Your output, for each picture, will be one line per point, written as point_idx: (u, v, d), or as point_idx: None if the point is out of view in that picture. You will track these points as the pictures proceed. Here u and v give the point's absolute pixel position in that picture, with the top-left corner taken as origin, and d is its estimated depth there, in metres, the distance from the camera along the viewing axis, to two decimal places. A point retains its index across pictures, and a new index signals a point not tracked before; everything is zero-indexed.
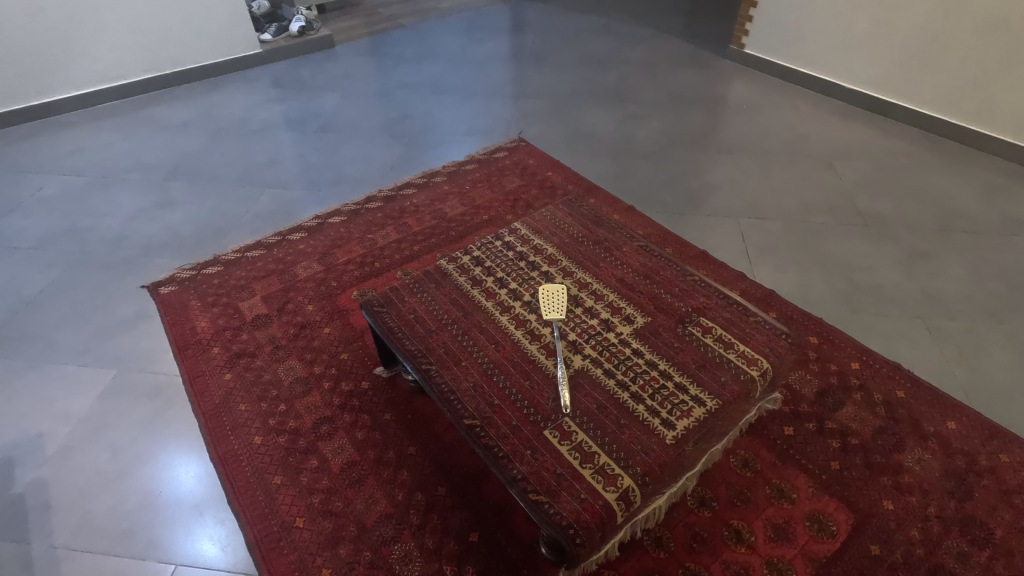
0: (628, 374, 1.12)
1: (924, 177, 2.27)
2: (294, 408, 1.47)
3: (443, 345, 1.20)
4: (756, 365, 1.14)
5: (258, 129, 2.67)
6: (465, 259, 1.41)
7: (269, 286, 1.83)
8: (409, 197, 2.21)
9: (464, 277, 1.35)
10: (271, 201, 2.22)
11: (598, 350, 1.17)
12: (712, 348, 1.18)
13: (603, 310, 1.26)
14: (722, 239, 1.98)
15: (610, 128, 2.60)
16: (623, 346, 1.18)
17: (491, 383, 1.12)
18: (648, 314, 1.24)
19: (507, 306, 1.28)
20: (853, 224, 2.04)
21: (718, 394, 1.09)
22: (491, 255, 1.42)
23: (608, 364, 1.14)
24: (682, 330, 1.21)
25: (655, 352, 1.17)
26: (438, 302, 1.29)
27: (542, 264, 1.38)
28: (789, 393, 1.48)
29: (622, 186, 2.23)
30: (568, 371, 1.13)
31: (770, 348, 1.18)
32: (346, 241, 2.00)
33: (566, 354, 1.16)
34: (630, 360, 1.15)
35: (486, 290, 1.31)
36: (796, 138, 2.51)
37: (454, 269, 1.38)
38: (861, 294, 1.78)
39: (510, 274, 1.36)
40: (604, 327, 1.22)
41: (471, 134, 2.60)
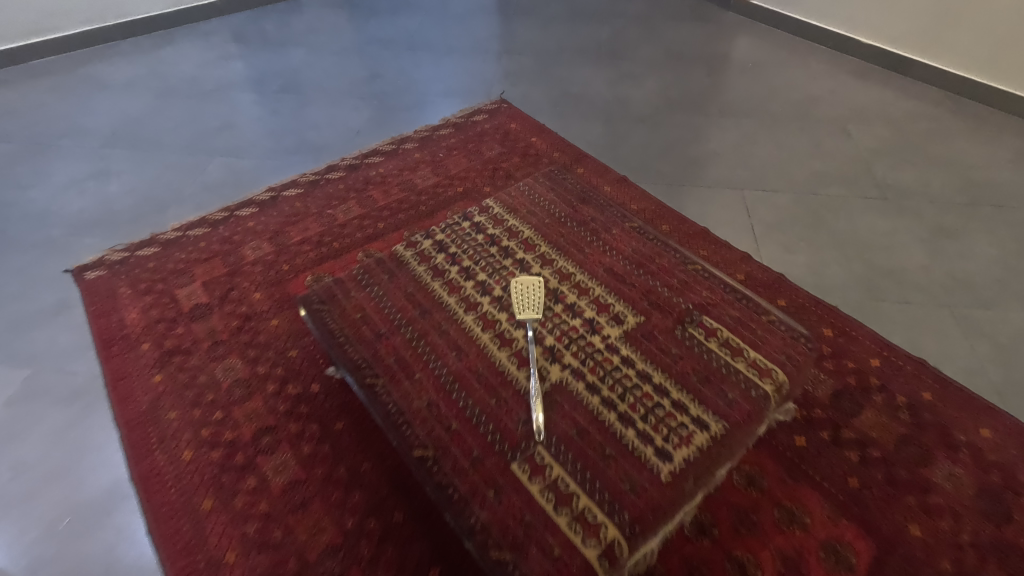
0: (615, 391, 0.93)
1: (947, 143, 2.04)
2: (231, 416, 1.28)
3: (393, 353, 0.99)
4: (771, 377, 0.95)
5: (211, 89, 2.39)
6: (426, 244, 1.19)
7: (212, 270, 1.60)
8: (375, 165, 1.97)
9: (425, 266, 1.14)
10: (221, 169, 1.97)
11: (579, 359, 0.97)
12: (716, 356, 0.98)
13: (589, 308, 1.06)
14: (726, 214, 1.76)
15: (602, 88, 2.34)
16: (611, 355, 0.98)
17: (451, 403, 0.92)
18: (640, 313, 1.05)
19: (473, 303, 1.07)
20: (870, 196, 1.83)
21: (723, 413, 0.90)
22: (457, 238, 1.20)
23: (591, 377, 0.95)
24: (681, 332, 1.01)
25: (649, 362, 0.97)
26: (391, 297, 1.08)
27: (517, 250, 1.17)
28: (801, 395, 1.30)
29: (614, 153, 2.00)
30: (543, 386, 0.94)
31: (788, 355, 0.99)
32: (302, 217, 1.77)
33: (539, 363, 0.97)
34: (618, 373, 0.95)
35: (450, 283, 1.10)
36: (806, 99, 2.26)
37: (412, 256, 1.16)
38: (880, 278, 1.58)
39: (478, 262, 1.15)
40: (588, 330, 1.02)
41: (448, 96, 2.33)
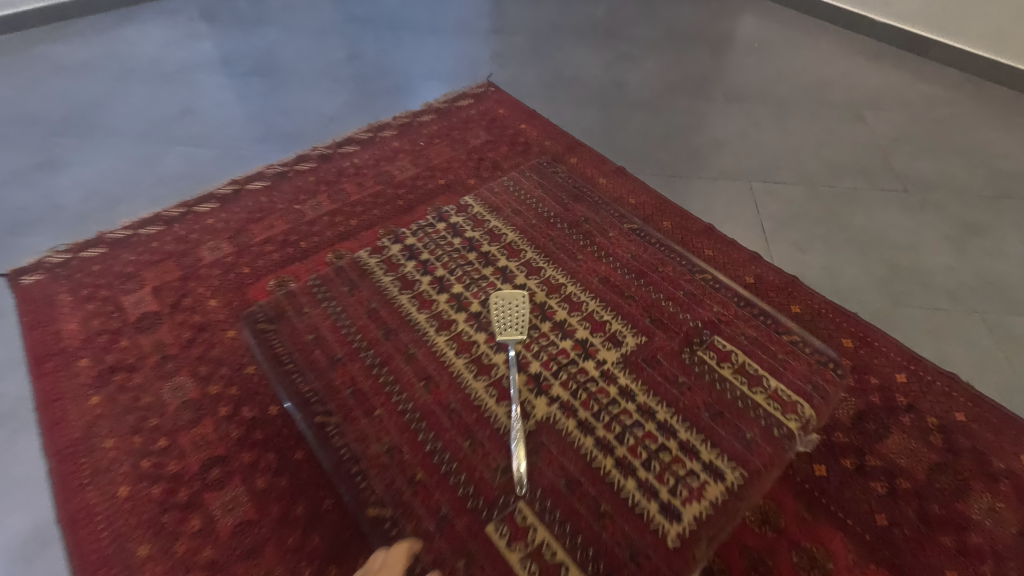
0: (612, 433, 0.80)
1: (971, 130, 1.88)
2: (176, 444, 1.13)
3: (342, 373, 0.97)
4: (795, 413, 0.82)
5: (174, 72, 2.20)
6: (393, 250, 1.07)
7: (163, 274, 1.44)
8: (349, 155, 1.80)
9: (392, 275, 1.01)
10: (180, 160, 1.79)
11: (571, 393, 0.84)
12: (731, 386, 0.84)
13: (580, 327, 0.92)
14: (733, 209, 1.61)
15: (598, 71, 2.17)
16: (609, 384, 0.85)
17: (406, 436, 0.82)
18: (639, 334, 0.95)
19: (446, 321, 0.94)
20: (890, 189, 1.68)
21: (740, 460, 0.76)
22: (432, 242, 1.07)
23: (582, 413, 0.82)
24: (688, 357, 0.89)
25: (651, 393, 0.83)
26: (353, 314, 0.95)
27: (499, 257, 1.05)
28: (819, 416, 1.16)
29: (611, 142, 1.84)
30: (525, 424, 0.81)
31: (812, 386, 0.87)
32: (266, 214, 1.61)
33: (524, 395, 0.84)
34: (616, 410, 0.83)
35: (420, 296, 0.97)
36: (818, 82, 2.10)
37: (377, 264, 1.03)
38: (904, 280, 1.43)
39: (454, 269, 1.01)
40: (579, 352, 0.89)
41: (432, 79, 2.15)
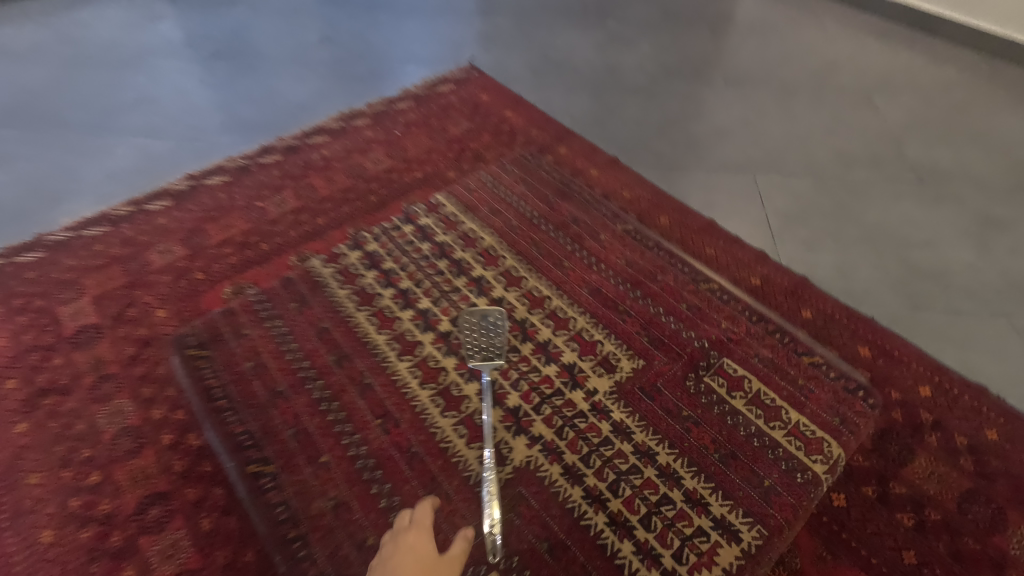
0: (618, 488, 0.89)
1: (989, 115, 1.75)
2: (112, 479, 0.99)
3: (292, 421, 0.99)
4: (780, 419, 0.97)
5: (130, 55, 2.02)
6: (368, 281, 1.18)
7: (106, 281, 1.29)
8: (318, 146, 1.65)
9: (366, 306, 1.14)
10: (132, 153, 1.64)
11: (573, 437, 0.95)
12: (744, 416, 0.97)
13: (568, 351, 1.05)
14: (735, 203, 1.48)
15: (589, 54, 2.01)
16: (603, 418, 0.97)
17: (357, 484, 0.92)
18: (636, 360, 1.04)
19: (420, 356, 1.06)
20: (904, 179, 1.54)
21: (740, 494, 0.89)
22: (414, 269, 1.19)
23: (573, 457, 0.93)
24: (692, 385, 1.01)
25: (650, 429, 0.96)
26: (343, 347, 1.08)
27: (478, 283, 1.17)
28: (843, 449, 0.95)
29: (603, 131, 1.69)
30: (505, 471, 0.91)
31: (785, 410, 0.98)
32: (225, 211, 1.46)
33: (535, 457, 0.93)
34: (619, 460, 0.92)
35: (396, 331, 1.10)
36: (823, 65, 1.96)
37: (352, 297, 1.15)
38: (923, 281, 1.31)
39: (430, 300, 1.14)
40: (571, 385, 1.01)
41: (410, 62, 1.99)
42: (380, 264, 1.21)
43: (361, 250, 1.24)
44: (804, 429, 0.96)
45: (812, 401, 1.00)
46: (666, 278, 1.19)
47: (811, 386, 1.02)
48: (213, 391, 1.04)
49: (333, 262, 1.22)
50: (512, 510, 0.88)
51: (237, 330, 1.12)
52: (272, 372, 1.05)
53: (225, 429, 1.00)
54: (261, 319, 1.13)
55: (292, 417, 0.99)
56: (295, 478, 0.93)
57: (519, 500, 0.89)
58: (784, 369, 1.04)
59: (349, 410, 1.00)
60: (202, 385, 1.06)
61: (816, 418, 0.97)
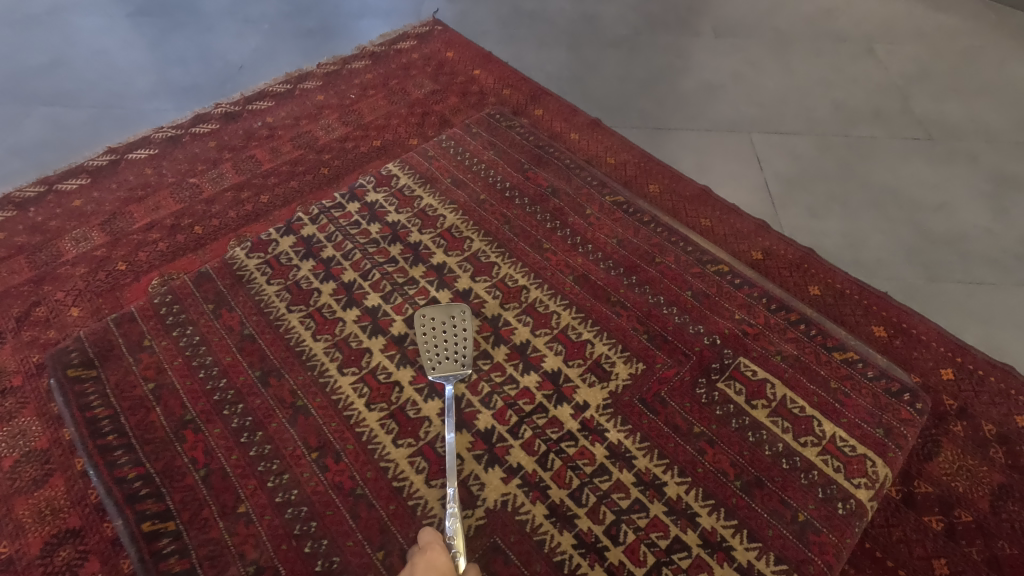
0: (618, 533, 0.77)
1: (997, 65, 1.61)
2: (12, 515, 0.83)
3: (202, 460, 0.84)
4: (811, 433, 0.85)
5: (41, 12, 1.77)
6: (302, 273, 1.02)
7: (9, 276, 1.11)
8: (261, 113, 1.45)
9: (300, 306, 0.98)
10: (40, 124, 1.42)
11: (560, 467, 0.82)
12: (767, 430, 0.85)
13: (551, 355, 0.92)
14: (731, 167, 1.33)
15: (564, 4, 1.82)
16: (597, 441, 0.84)
17: (285, 541, 0.78)
18: (635, 364, 0.91)
19: (369, 368, 0.92)
20: (912, 136, 1.41)
21: (769, 534, 0.77)
22: (367, 258, 1.04)
23: (563, 492, 0.80)
24: (703, 394, 0.88)
25: (655, 452, 0.83)
26: (278, 358, 0.93)
27: (445, 273, 1.02)
28: (889, 467, 0.82)
29: (582, 89, 1.53)
30: (480, 512, 0.79)
31: (817, 422, 0.86)
32: (153, 189, 1.27)
33: (513, 495, 0.80)
34: (618, 494, 0.79)
35: (339, 336, 0.95)
36: (820, 12, 1.80)
37: (284, 294, 1.00)
38: (938, 248, 1.19)
39: (382, 297, 0.99)
40: (554, 399, 0.88)
41: (365, 16, 1.77)
42: (318, 252, 1.05)
43: (295, 234, 1.07)
44: (841, 445, 0.84)
45: (850, 408, 0.87)
46: (665, 261, 1.04)
47: (846, 389, 0.89)
48: (103, 425, 0.87)
49: (261, 252, 1.05)
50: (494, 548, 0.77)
51: (135, 341, 0.95)
52: (180, 395, 0.89)
53: (115, 473, 0.83)
54: (166, 328, 0.96)
55: (203, 454, 0.84)
56: (206, 537, 0.78)
57: (496, 552, 0.76)
58: (812, 368, 0.91)
59: (277, 442, 0.85)
60: (88, 416, 0.88)
61: (854, 431, 0.85)
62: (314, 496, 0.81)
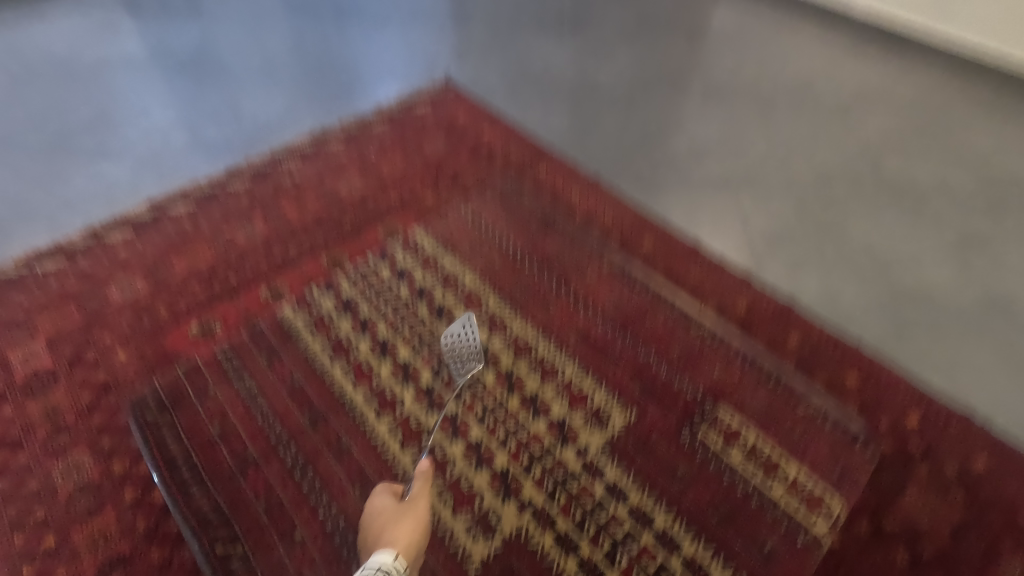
0: (615, 556, 0.88)
1: (963, 129, 1.76)
2: (68, 542, 0.93)
3: (264, 492, 0.95)
4: (777, 475, 0.93)
5: (85, 71, 1.93)
6: (343, 328, 1.14)
7: (61, 320, 1.22)
8: (289, 170, 1.58)
9: (342, 357, 1.10)
10: (86, 177, 1.55)
11: (565, 501, 0.92)
12: (741, 471, 0.94)
13: (558, 403, 1.03)
14: (719, 224, 1.46)
15: (566, 68, 1.98)
16: (596, 479, 0.94)
17: (335, 564, 0.88)
18: (629, 412, 1.01)
19: (403, 414, 1.03)
20: (884, 197, 1.55)
21: (740, 559, 0.87)
22: (399, 316, 1.16)
23: (567, 522, 0.91)
24: (686, 439, 0.98)
25: (646, 487, 0.94)
26: (322, 404, 1.04)
27: None
28: (843, 502, 0.91)
29: (582, 149, 1.66)
30: (497, 540, 0.90)
31: (783, 465, 0.94)
32: (190, 241, 1.39)
33: (525, 525, 0.91)
34: (614, 525, 0.90)
35: (375, 384, 1.06)
36: (801, 79, 1.96)
37: (326, 349, 1.11)
38: (908, 303, 1.30)
39: (415, 349, 1.11)
40: (560, 441, 0.98)
41: (383, 78, 1.92)
42: (355, 310, 1.18)
43: (334, 294, 1.21)
44: (802, 485, 0.92)
45: (812, 451, 0.95)
46: (655, 318, 1.15)
47: (808, 438, 0.97)
48: (180, 463, 0.97)
49: (305, 309, 1.18)
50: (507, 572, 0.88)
51: (201, 388, 1.06)
52: (241, 436, 1.01)
53: (190, 503, 0.93)
54: (227, 376, 1.08)
55: (263, 487, 0.95)
56: (269, 558, 0.89)
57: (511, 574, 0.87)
58: (781, 417, 1.00)
59: (324, 478, 0.96)
60: (165, 454, 0.98)
61: (815, 472, 0.93)
62: (358, 520, 0.92)
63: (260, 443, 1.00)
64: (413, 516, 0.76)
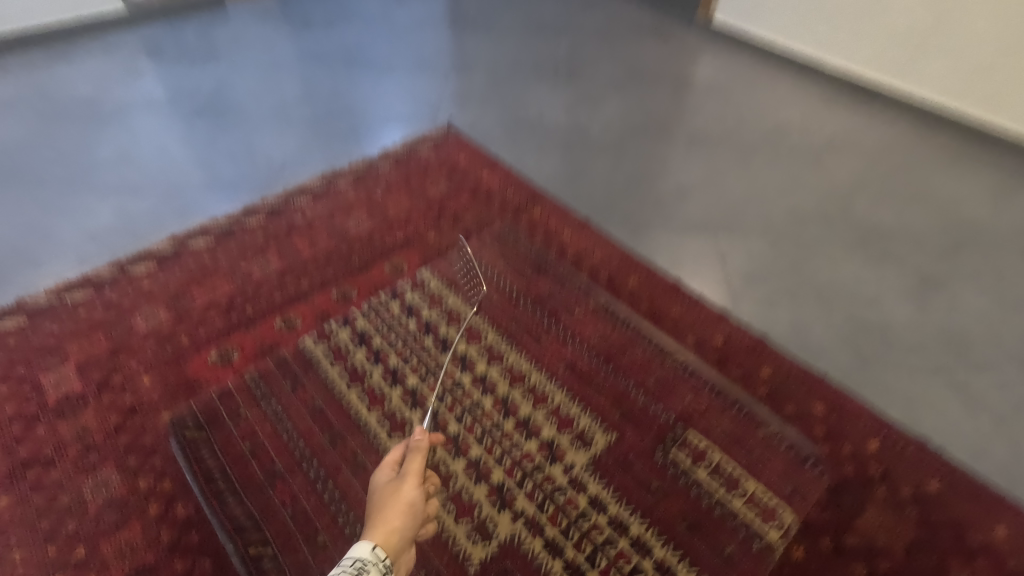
0: (595, 559, 0.97)
1: (925, 177, 1.91)
2: (98, 552, 1.01)
3: (290, 501, 1.04)
4: (737, 488, 1.03)
5: (109, 112, 2.06)
6: (358, 357, 1.25)
7: (90, 347, 1.31)
8: (301, 208, 1.70)
9: (358, 384, 1.20)
10: (112, 212, 1.67)
11: (553, 511, 1.02)
12: (705, 486, 1.04)
13: (548, 426, 1.13)
14: (699, 263, 1.58)
15: (560, 115, 2.13)
16: (580, 492, 1.04)
17: None
18: (610, 434, 1.12)
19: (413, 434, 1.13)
20: (851, 239, 1.68)
21: (703, 561, 0.96)
22: (409, 348, 1.26)
23: (554, 529, 1.00)
24: (660, 458, 1.08)
25: (624, 499, 1.03)
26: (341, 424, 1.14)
27: (470, 354, 1.25)
28: (795, 513, 1.01)
29: (574, 192, 1.80)
30: (493, 544, 0.99)
31: (743, 480, 1.04)
32: (209, 273, 1.50)
33: (519, 531, 1.00)
34: (596, 531, 1.00)
35: (387, 408, 1.16)
36: (777, 128, 2.11)
37: (342, 377, 1.21)
38: (871, 338, 1.42)
39: (424, 376, 1.21)
40: (549, 457, 1.08)
41: (389, 123, 2.06)
42: (369, 341, 1.28)
43: (350, 327, 1.31)
44: (759, 497, 1.02)
45: (767, 470, 1.05)
46: (635, 351, 1.26)
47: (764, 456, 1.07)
48: (213, 474, 1.06)
49: (325, 340, 1.28)
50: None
51: (234, 409, 1.15)
52: (270, 452, 1.10)
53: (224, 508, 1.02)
54: (255, 399, 1.17)
55: (289, 496, 1.04)
56: (295, 558, 0.97)
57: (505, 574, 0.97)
58: (741, 439, 1.10)
59: (343, 489, 1.05)
60: (202, 466, 1.07)
61: (771, 486, 1.03)
62: None
63: (283, 457, 1.09)
64: (401, 505, 0.75)
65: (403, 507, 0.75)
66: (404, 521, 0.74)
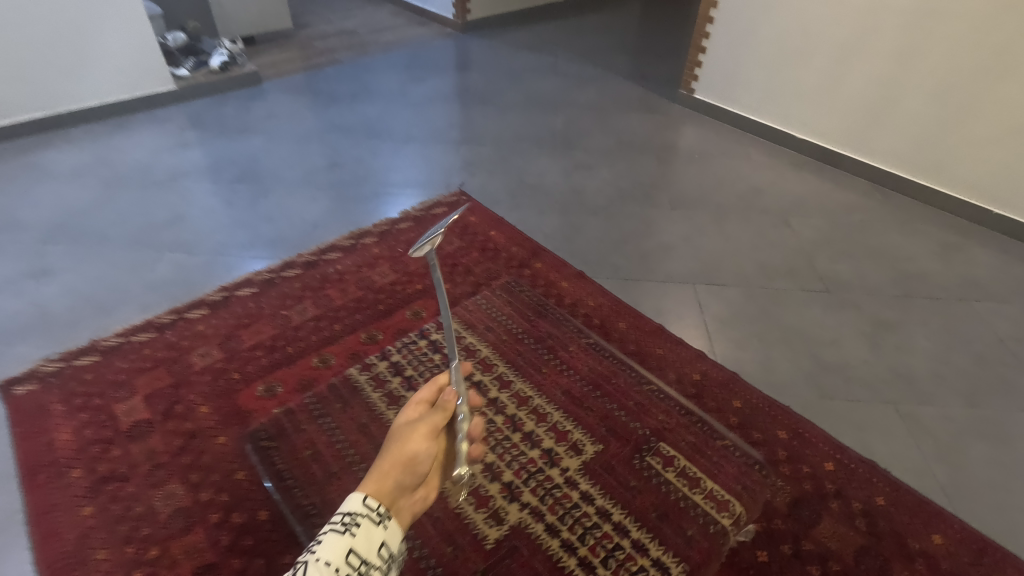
0: (584, 538, 1.17)
1: (881, 235, 2.16)
2: (168, 552, 1.19)
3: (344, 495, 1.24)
4: (698, 486, 1.25)
5: (162, 178, 2.35)
6: (394, 385, 1.49)
7: (155, 381, 1.53)
8: (332, 262, 1.95)
9: (394, 406, 1.44)
10: (169, 267, 1.92)
11: (552, 502, 1.22)
12: (673, 484, 1.25)
13: (547, 438, 1.34)
14: (680, 309, 1.81)
15: (558, 180, 2.41)
16: (573, 488, 1.25)
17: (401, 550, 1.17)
18: (597, 444, 1.32)
19: None
20: (814, 289, 1.92)
21: (670, 541, 1.16)
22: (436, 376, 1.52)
23: (553, 516, 1.20)
24: (638, 462, 1.29)
25: (607, 495, 1.24)
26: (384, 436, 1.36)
27: (482, 380, 1.47)
28: (745, 506, 1.22)
29: (570, 248, 2.05)
30: (504, 530, 1.19)
31: (703, 480, 1.26)
32: (255, 319, 1.72)
33: (524, 518, 1.20)
34: (585, 517, 1.20)
35: None
36: (751, 191, 2.38)
37: (381, 398, 1.46)
38: (830, 375, 1.63)
39: None
40: (548, 462, 1.29)
41: (407, 187, 2.34)
42: (402, 371, 1.53)
43: (387, 359, 1.57)
44: (716, 493, 1.24)
45: (723, 472, 1.27)
46: (618, 380, 1.47)
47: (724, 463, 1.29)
48: (284, 473, 1.29)
49: (367, 370, 1.53)
50: (508, 557, 1.15)
51: (297, 424, 1.39)
52: (328, 457, 1.32)
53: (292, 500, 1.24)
54: (314, 416, 1.41)
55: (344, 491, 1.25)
56: None
57: (515, 551, 1.16)
58: (704, 448, 1.32)
59: None
60: (274, 469, 1.30)
61: (726, 484, 1.25)
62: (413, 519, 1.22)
63: (337, 461, 1.31)
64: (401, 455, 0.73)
65: (403, 461, 0.72)
66: (401, 473, 0.71)
